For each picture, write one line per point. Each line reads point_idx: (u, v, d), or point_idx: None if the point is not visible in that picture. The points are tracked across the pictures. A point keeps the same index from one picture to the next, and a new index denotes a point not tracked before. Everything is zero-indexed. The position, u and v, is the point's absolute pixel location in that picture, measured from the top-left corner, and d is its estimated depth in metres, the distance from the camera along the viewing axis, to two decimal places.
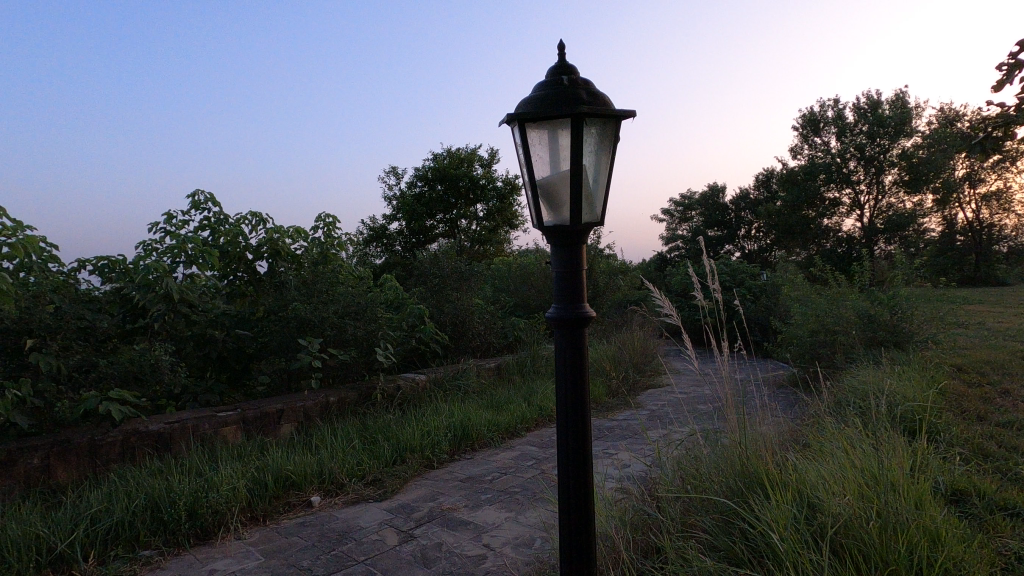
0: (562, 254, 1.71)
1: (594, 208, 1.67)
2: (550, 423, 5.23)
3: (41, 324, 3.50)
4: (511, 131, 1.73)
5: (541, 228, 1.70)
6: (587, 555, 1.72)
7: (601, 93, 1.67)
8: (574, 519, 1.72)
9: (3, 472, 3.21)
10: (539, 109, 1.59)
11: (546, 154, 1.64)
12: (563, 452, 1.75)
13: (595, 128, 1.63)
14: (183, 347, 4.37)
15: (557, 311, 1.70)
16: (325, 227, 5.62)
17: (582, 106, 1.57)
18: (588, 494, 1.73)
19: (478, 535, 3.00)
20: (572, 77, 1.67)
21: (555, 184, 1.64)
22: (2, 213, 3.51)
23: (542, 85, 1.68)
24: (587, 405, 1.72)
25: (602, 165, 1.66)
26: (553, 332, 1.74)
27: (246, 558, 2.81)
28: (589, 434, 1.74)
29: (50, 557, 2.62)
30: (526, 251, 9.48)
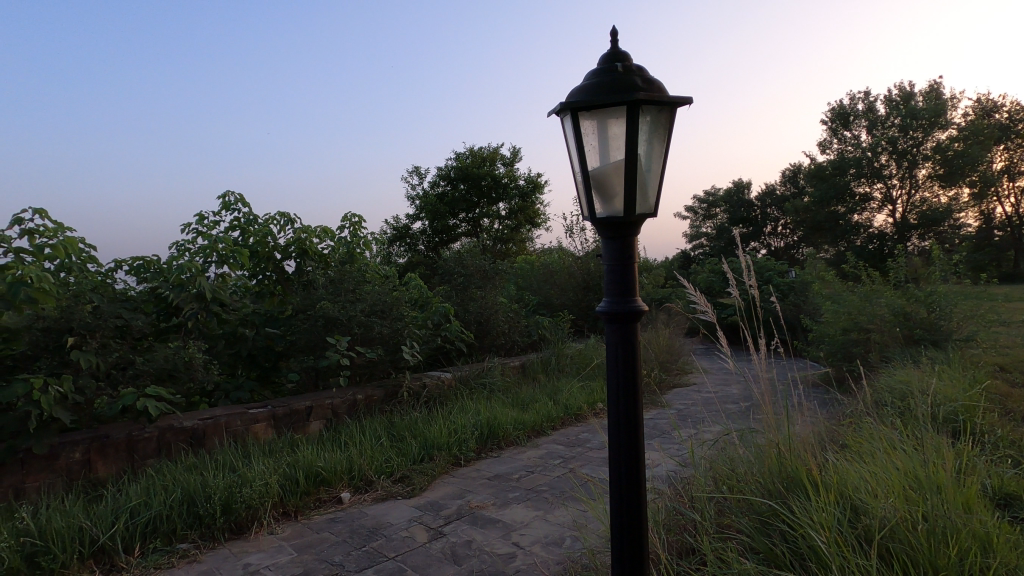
0: (613, 246, 1.69)
1: (648, 199, 1.65)
2: (576, 421, 5.20)
3: (82, 322, 3.57)
4: (562, 121, 1.71)
5: (593, 220, 1.69)
6: (640, 553, 1.70)
7: (656, 80, 1.65)
8: (626, 515, 1.70)
9: (46, 466, 3.31)
10: (595, 97, 1.58)
11: (600, 143, 1.62)
12: (613, 448, 1.73)
13: (652, 115, 1.60)
14: (215, 345, 4.45)
15: (609, 305, 1.69)
16: (351, 227, 5.68)
17: (639, 93, 1.55)
18: (641, 491, 1.70)
19: (507, 533, 2.99)
20: (626, 64, 1.65)
21: (609, 174, 1.62)
22: (44, 215, 3.62)
23: (594, 74, 1.67)
24: (640, 400, 1.70)
25: (657, 153, 1.63)
26: (604, 326, 1.72)
27: (279, 553, 2.84)
28: (640, 430, 1.72)
29: (92, 549, 2.70)
30: (549, 249, 9.45)
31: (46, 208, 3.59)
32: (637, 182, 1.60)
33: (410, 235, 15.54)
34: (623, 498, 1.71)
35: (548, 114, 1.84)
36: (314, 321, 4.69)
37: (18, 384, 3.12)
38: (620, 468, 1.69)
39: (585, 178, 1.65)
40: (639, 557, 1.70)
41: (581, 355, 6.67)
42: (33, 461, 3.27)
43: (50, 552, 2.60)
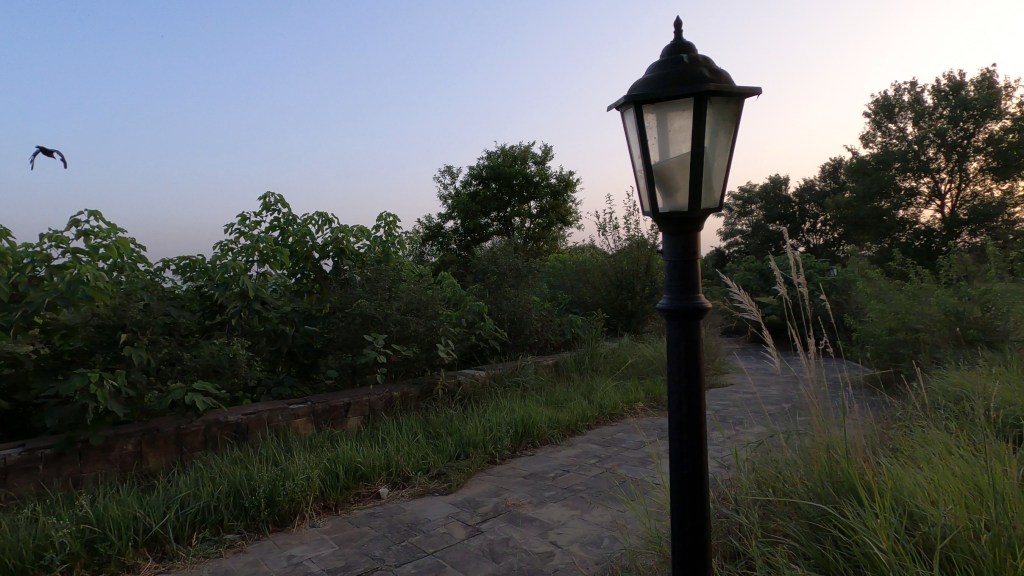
0: (675, 241, 1.68)
1: (713, 193, 1.63)
2: (611, 421, 5.16)
3: (133, 319, 3.71)
4: (624, 114, 1.71)
5: (655, 216, 1.68)
6: (703, 554, 1.68)
7: (723, 70, 1.62)
8: (688, 517, 1.68)
9: (101, 457, 3.45)
10: (660, 89, 1.57)
11: (663, 138, 1.61)
12: (674, 448, 1.71)
13: (719, 107, 1.58)
14: (257, 342, 4.57)
15: (671, 301, 1.68)
16: (386, 226, 5.76)
17: (707, 84, 1.53)
18: (703, 491, 1.68)
19: (544, 532, 2.98)
20: (691, 54, 1.63)
21: (672, 169, 1.61)
22: (98, 217, 3.78)
23: (658, 65, 1.65)
24: (703, 398, 1.68)
25: (723, 146, 1.61)
26: (665, 323, 1.71)
27: (321, 546, 2.90)
28: (703, 430, 1.69)
29: (145, 538, 2.80)
30: (581, 248, 9.39)
31: (100, 210, 3.76)
32: (702, 175, 1.58)
33: (442, 234, 15.67)
34: (684, 498, 1.69)
35: (608, 108, 1.84)
36: (351, 319, 4.77)
37: (75, 378, 3.27)
38: (681, 468, 1.67)
39: (648, 172, 1.65)
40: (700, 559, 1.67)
41: (615, 354, 6.61)
42: (90, 452, 3.42)
43: (107, 539, 2.71)
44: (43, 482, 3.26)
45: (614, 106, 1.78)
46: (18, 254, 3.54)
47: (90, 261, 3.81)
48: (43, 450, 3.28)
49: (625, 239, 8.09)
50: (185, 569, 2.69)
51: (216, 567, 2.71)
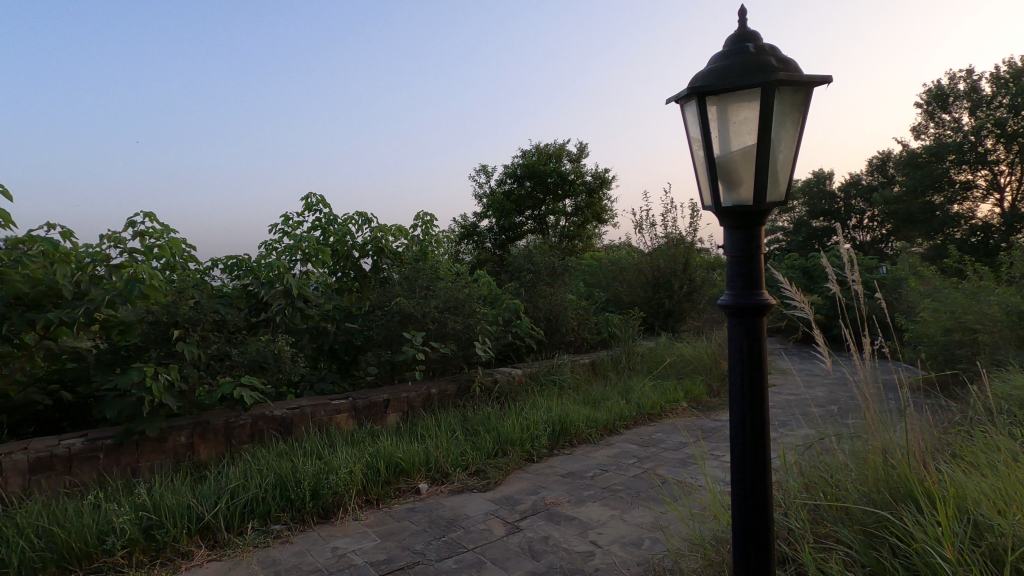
0: (739, 236, 1.69)
1: (778, 185, 1.64)
2: (649, 421, 5.09)
3: (185, 316, 3.86)
4: (687, 106, 1.73)
5: (717, 210, 1.70)
6: (766, 552, 1.68)
7: (789, 59, 1.64)
8: (751, 515, 1.68)
9: (157, 448, 3.61)
10: (726, 80, 1.59)
11: (727, 129, 1.63)
12: (736, 446, 1.71)
13: (786, 96, 1.61)
14: (300, 339, 4.70)
15: (733, 297, 1.69)
16: (424, 225, 5.83)
17: (777, 73, 1.55)
18: (766, 489, 1.68)
19: (584, 531, 2.96)
20: (757, 44, 1.65)
21: (736, 160, 1.63)
22: (153, 219, 3.95)
23: (723, 55, 1.68)
24: (766, 395, 1.68)
25: (788, 136, 1.63)
26: (727, 319, 1.73)
27: (364, 539, 2.96)
28: (766, 428, 1.69)
29: (199, 526, 2.92)
30: (617, 246, 9.29)
31: (155, 211, 3.93)
32: (768, 166, 1.60)
33: (477, 233, 15.74)
34: (747, 497, 1.69)
35: (669, 100, 1.86)
36: (390, 317, 4.85)
37: (133, 372, 3.42)
38: (744, 465, 1.67)
39: (711, 164, 1.67)
40: (764, 557, 1.67)
41: (652, 353, 6.52)
42: (146, 443, 3.58)
43: (163, 526, 2.83)
44: (104, 471, 3.43)
45: (675, 98, 1.80)
46: (81, 254, 3.73)
47: (146, 260, 3.98)
48: (104, 440, 3.45)
49: (662, 237, 7.97)
50: (235, 557, 2.78)
51: (265, 556, 2.80)
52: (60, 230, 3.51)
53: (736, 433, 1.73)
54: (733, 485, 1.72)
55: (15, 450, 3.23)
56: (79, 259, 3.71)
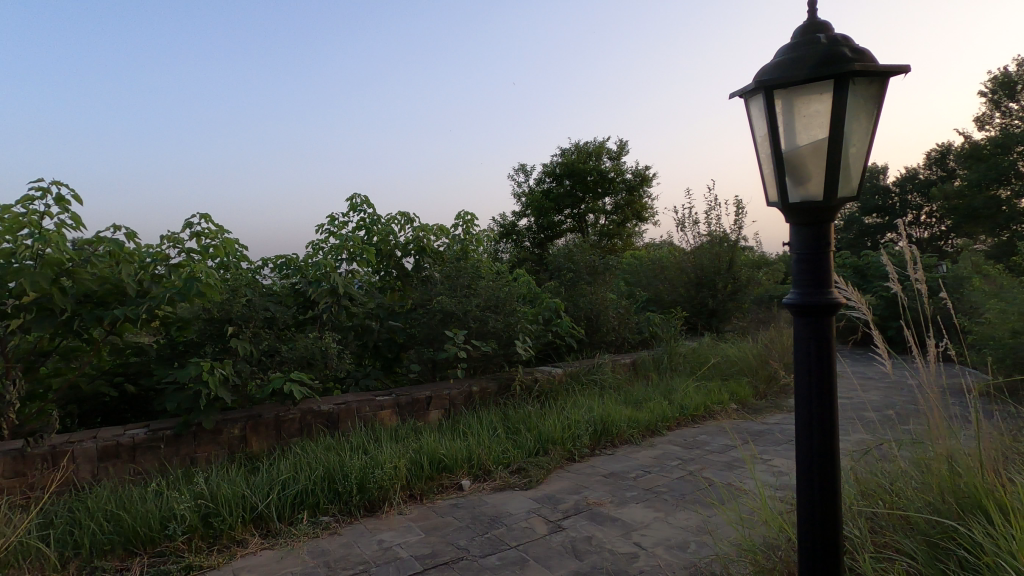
0: (808, 232, 1.68)
1: (850, 179, 1.61)
2: (693, 423, 4.99)
3: (238, 313, 4.02)
4: (753, 100, 1.72)
5: (784, 207, 1.69)
6: (835, 555, 1.65)
7: (863, 48, 1.60)
8: (819, 517, 1.66)
9: (212, 439, 3.77)
10: (795, 73, 1.57)
11: (797, 122, 1.61)
12: (804, 447, 1.69)
13: (859, 87, 1.57)
14: (345, 336, 4.82)
15: (801, 296, 1.67)
16: (465, 224, 5.88)
17: (851, 63, 1.52)
18: (835, 491, 1.65)
19: (627, 532, 2.93)
20: (829, 34, 1.62)
21: (806, 155, 1.61)
22: (208, 220, 4.13)
23: (793, 46, 1.65)
24: (835, 396, 1.65)
25: (862, 127, 1.59)
26: (793, 318, 1.71)
27: (409, 533, 3.01)
28: (835, 429, 1.66)
29: (252, 515, 3.04)
30: (658, 244, 9.14)
31: (210, 213, 4.10)
32: (839, 160, 1.58)
33: (516, 231, 15.76)
34: (815, 498, 1.67)
35: (733, 94, 1.85)
36: (432, 315, 4.92)
37: (190, 366, 3.58)
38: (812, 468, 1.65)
39: (778, 159, 1.66)
40: (833, 561, 1.65)
41: (695, 354, 6.40)
42: (202, 434, 3.74)
43: (220, 514, 2.96)
44: (165, 460, 3.60)
45: (739, 92, 1.79)
46: (143, 254, 3.93)
47: (202, 260, 4.16)
48: (164, 431, 3.62)
49: (705, 235, 7.80)
50: (286, 546, 2.88)
51: (314, 546, 2.88)
52: (124, 232, 3.71)
53: (803, 434, 1.71)
54: (800, 486, 1.70)
55: (85, 439, 3.43)
56: (142, 259, 3.91)
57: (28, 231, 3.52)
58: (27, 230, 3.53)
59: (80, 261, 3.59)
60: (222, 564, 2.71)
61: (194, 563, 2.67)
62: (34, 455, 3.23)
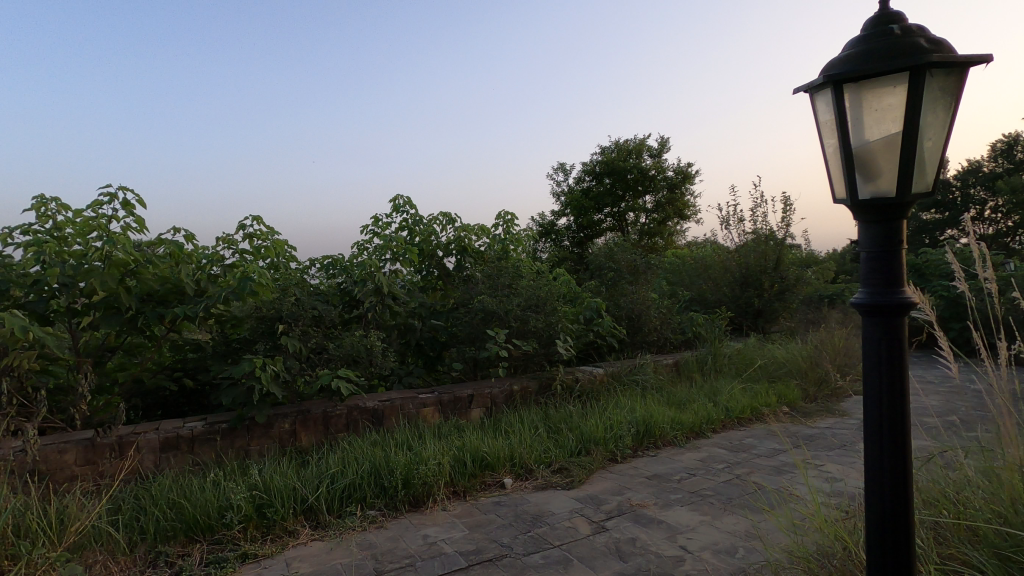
0: (877, 230, 1.62)
1: (926, 174, 1.55)
2: (738, 425, 4.88)
3: (288, 311, 4.16)
4: (820, 94, 1.69)
5: (853, 204, 1.64)
6: (907, 564, 1.60)
7: (941, 38, 1.55)
8: (890, 524, 1.61)
9: (265, 433, 3.92)
10: (867, 65, 1.53)
11: (868, 116, 1.57)
12: (872, 452, 1.64)
13: (934, 80, 1.51)
14: (390, 334, 4.92)
15: (870, 295, 1.62)
16: (505, 224, 5.91)
17: (929, 54, 1.47)
18: (907, 498, 1.60)
19: (673, 535, 2.89)
20: (903, 25, 1.57)
21: (878, 150, 1.57)
22: (259, 222, 4.29)
23: (863, 39, 1.61)
24: (907, 401, 1.59)
25: (939, 121, 1.54)
26: (862, 318, 1.66)
27: (453, 529, 3.05)
28: (907, 434, 1.61)
29: (303, 507, 3.14)
30: (701, 243, 8.95)
31: (262, 215, 4.26)
32: (914, 155, 1.52)
33: (555, 230, 15.70)
34: (886, 504, 1.62)
35: (798, 89, 1.82)
36: (474, 314, 4.96)
37: (244, 363, 3.73)
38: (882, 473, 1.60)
39: (847, 153, 1.61)
40: (904, 569, 1.60)
41: (740, 355, 6.24)
42: (255, 428, 3.89)
43: (273, 505, 3.07)
44: (221, 452, 3.77)
45: (805, 86, 1.76)
46: (200, 255, 4.11)
47: (255, 260, 4.33)
48: (220, 424, 3.79)
49: (750, 233, 7.59)
50: (335, 538, 2.96)
51: (362, 539, 2.96)
52: (184, 234, 3.90)
53: (871, 438, 1.66)
54: (869, 492, 1.65)
55: (148, 430, 3.62)
56: (199, 260, 4.09)
57: (97, 234, 3.75)
58: (96, 232, 3.75)
59: (144, 262, 3.79)
60: (276, 553, 2.81)
61: (250, 551, 2.78)
62: (103, 445, 3.43)
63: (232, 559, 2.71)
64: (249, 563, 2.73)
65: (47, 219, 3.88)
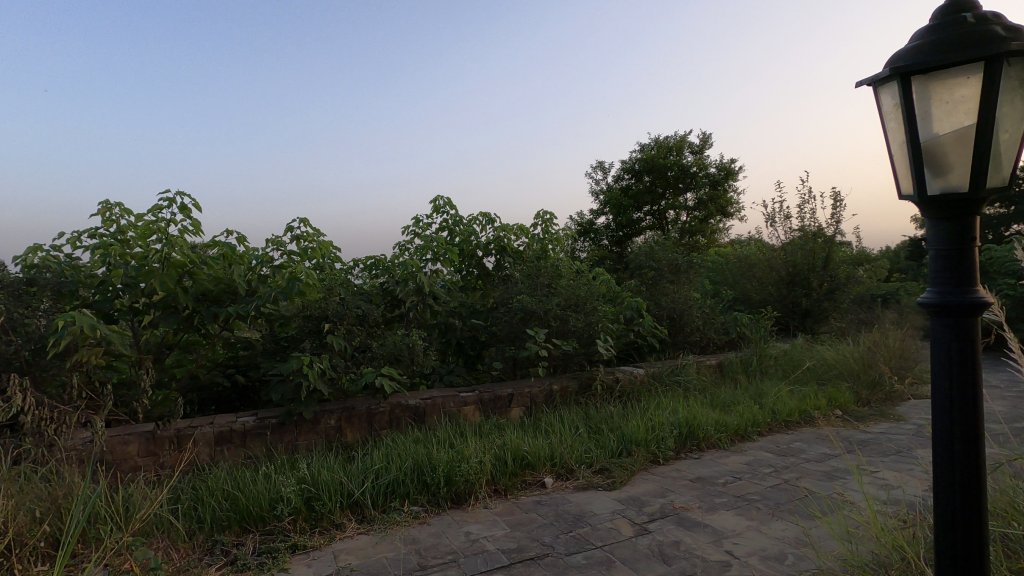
0: (947, 228, 1.56)
1: (1001, 168, 1.49)
2: (786, 429, 4.73)
3: (334, 311, 4.27)
4: (885, 88, 1.64)
5: (920, 200, 1.58)
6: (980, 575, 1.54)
7: (1018, 26, 1.49)
8: (962, 533, 1.56)
9: (312, 429, 4.04)
10: (937, 56, 1.49)
11: (936, 109, 1.52)
12: (941, 458, 1.59)
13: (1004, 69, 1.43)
14: (431, 333, 4.99)
15: (938, 295, 1.56)
16: (544, 223, 5.91)
17: (1004, 43, 1.42)
18: (980, 507, 1.54)
19: (718, 540, 2.84)
20: (976, 13, 1.52)
21: (947, 144, 1.52)
22: (306, 224, 4.42)
23: (931, 29, 1.57)
24: (981, 405, 1.53)
25: (1015, 113, 1.48)
26: (929, 319, 1.60)
27: (494, 526, 3.08)
28: (979, 440, 1.55)
29: (350, 501, 3.22)
30: (745, 241, 8.72)
31: (308, 217, 4.39)
32: (988, 148, 1.47)
33: (594, 230, 15.56)
34: (956, 512, 1.56)
35: (860, 83, 1.78)
36: (513, 314, 4.98)
37: (293, 360, 3.85)
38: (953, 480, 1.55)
39: (914, 149, 1.56)
40: None
41: (787, 356, 6.06)
42: (303, 424, 4.02)
43: (321, 498, 3.16)
44: (271, 446, 3.90)
45: (868, 79, 1.71)
46: (251, 257, 4.27)
47: (302, 261, 4.46)
48: (270, 419, 3.93)
49: (798, 231, 7.34)
50: (380, 532, 3.02)
51: (406, 534, 3.01)
52: (236, 236, 4.06)
53: (939, 444, 1.60)
54: (938, 499, 1.60)
55: (203, 424, 3.78)
56: (250, 261, 4.25)
57: (156, 237, 3.94)
58: (157, 235, 3.95)
59: (199, 263, 3.96)
60: (324, 545, 2.89)
61: (299, 542, 2.87)
62: (162, 437, 3.61)
63: (283, 549, 2.80)
64: (299, 554, 2.82)
65: (111, 224, 4.11)
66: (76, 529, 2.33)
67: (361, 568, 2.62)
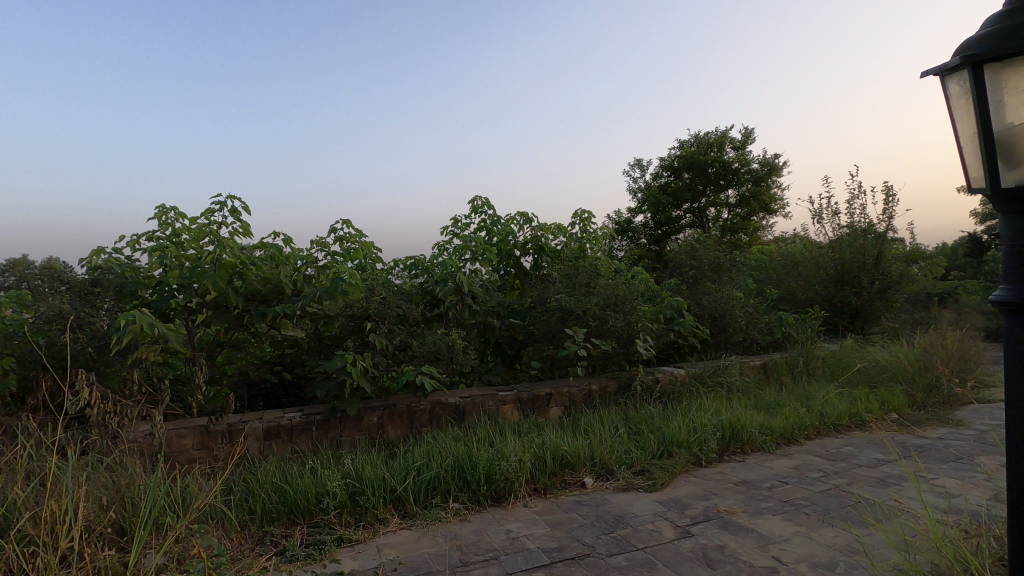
0: (1019, 222, 1.60)
1: None
2: (835, 432, 4.57)
3: (376, 310, 4.36)
4: (957, 77, 1.68)
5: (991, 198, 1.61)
6: None
7: None
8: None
9: (355, 425, 4.14)
10: (1006, 45, 1.52)
11: (1010, 96, 1.55)
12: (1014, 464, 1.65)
13: None
14: (470, 332, 5.03)
15: (1010, 292, 1.60)
16: (581, 222, 5.88)
17: None
18: None
19: (764, 545, 2.76)
20: None
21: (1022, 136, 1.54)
22: (349, 225, 4.53)
23: (1003, 18, 1.59)
24: None
25: None
26: (1001, 317, 1.65)
27: (535, 525, 3.08)
28: None
29: (392, 497, 3.28)
30: (790, 238, 8.45)
31: (350, 218, 4.49)
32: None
33: (632, 228, 15.37)
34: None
35: (932, 71, 1.81)
36: (551, 313, 4.97)
37: (337, 358, 3.95)
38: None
39: (984, 137, 1.59)
40: None
41: (835, 357, 5.85)
42: (347, 420, 4.12)
43: (365, 493, 3.23)
44: (316, 441, 4.02)
45: (937, 68, 1.76)
46: (297, 257, 4.40)
47: (345, 261, 4.57)
48: (315, 415, 4.04)
49: (846, 227, 7.08)
50: (422, 528, 3.07)
51: (447, 530, 3.05)
52: (283, 238, 4.19)
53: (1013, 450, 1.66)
54: (1012, 502, 1.66)
55: (252, 419, 3.93)
56: (296, 262, 4.38)
57: (209, 239, 4.11)
58: (209, 238, 4.12)
59: (248, 264, 4.11)
60: (368, 539, 2.96)
61: (345, 535, 2.95)
62: (215, 431, 3.76)
63: (329, 542, 2.88)
64: (345, 547, 2.89)
65: (168, 227, 4.31)
66: (147, 522, 2.57)
67: (404, 562, 2.67)
